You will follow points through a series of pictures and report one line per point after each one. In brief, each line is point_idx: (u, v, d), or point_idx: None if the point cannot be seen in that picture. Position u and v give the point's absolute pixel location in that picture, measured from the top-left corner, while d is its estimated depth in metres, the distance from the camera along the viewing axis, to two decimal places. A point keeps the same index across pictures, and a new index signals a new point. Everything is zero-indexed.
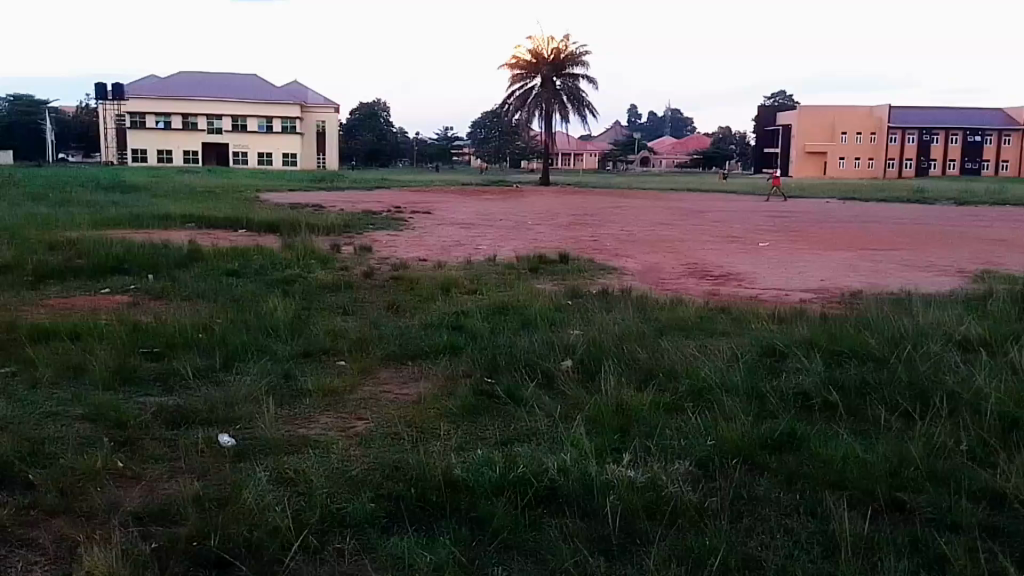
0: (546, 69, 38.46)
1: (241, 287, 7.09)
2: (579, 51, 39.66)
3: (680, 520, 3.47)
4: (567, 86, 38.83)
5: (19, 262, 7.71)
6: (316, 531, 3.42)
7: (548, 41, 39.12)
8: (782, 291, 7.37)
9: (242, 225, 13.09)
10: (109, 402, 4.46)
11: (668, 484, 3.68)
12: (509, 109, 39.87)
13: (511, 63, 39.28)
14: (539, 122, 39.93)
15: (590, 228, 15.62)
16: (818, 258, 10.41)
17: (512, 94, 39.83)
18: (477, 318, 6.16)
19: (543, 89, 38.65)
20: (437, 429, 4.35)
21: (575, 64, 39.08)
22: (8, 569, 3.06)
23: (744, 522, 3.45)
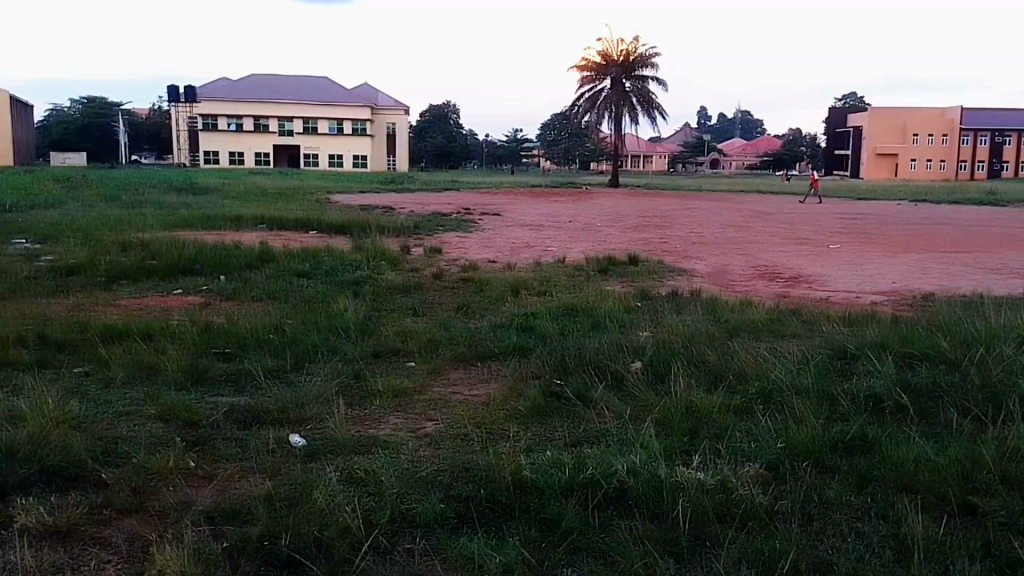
0: (614, 69, 38.41)
1: (311, 287, 7.17)
2: (647, 53, 39.62)
3: (751, 523, 3.45)
4: (637, 87, 38.81)
5: (94, 262, 7.85)
6: (386, 531, 3.43)
7: (616, 43, 39.13)
8: (854, 293, 7.35)
9: (301, 224, 13.29)
10: (179, 402, 4.47)
11: (738, 486, 3.67)
12: (578, 111, 39.84)
13: (580, 65, 39.40)
14: (607, 124, 39.81)
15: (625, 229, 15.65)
16: (861, 259, 10.37)
17: (581, 96, 39.97)
18: (549, 319, 6.20)
19: (612, 90, 38.59)
20: (505, 430, 4.35)
21: (644, 66, 39.04)
22: (83, 567, 3.09)
23: (815, 525, 3.43)
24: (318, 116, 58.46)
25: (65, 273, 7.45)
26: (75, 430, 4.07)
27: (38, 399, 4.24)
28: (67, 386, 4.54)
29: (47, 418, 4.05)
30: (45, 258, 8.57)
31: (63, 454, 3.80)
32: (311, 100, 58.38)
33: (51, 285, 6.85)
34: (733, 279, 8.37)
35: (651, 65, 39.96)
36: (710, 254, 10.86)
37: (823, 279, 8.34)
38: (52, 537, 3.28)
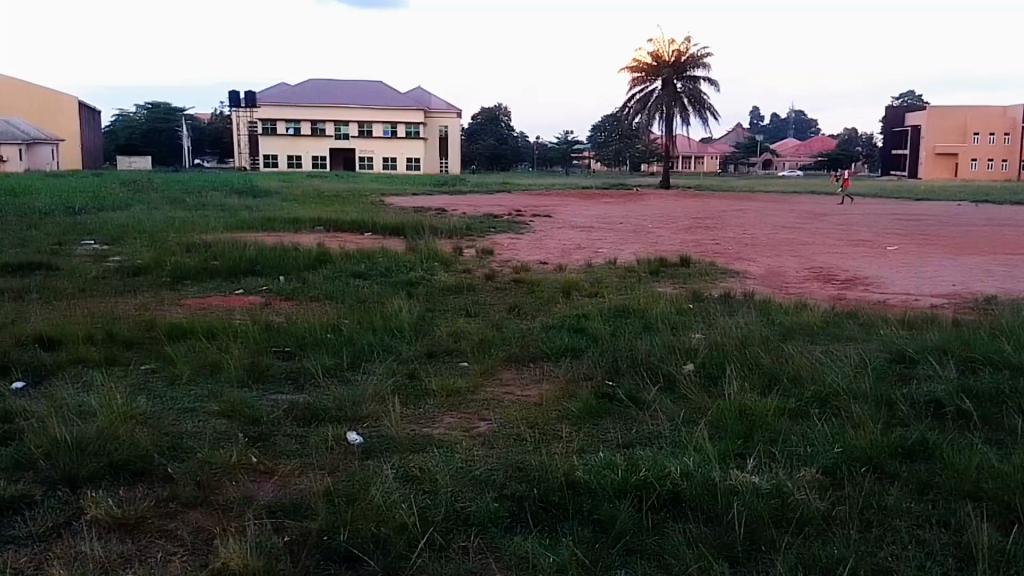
0: (666, 69, 38.19)
1: (366, 287, 7.32)
2: (700, 54, 39.32)
3: (808, 527, 3.41)
4: (688, 88, 38.62)
5: (160, 263, 8.13)
6: (441, 529, 3.47)
7: (668, 45, 38.99)
8: (912, 296, 7.19)
9: (348, 227, 13.53)
10: (241, 399, 4.59)
11: (794, 491, 3.62)
12: (628, 113, 39.77)
13: (631, 67, 39.35)
14: (658, 125, 39.57)
15: (660, 231, 15.55)
16: (910, 261, 10.12)
17: (632, 97, 39.84)
18: (600, 321, 6.20)
19: (664, 91, 38.42)
20: (558, 431, 4.36)
21: (696, 67, 38.78)
22: (151, 558, 3.19)
23: (874, 532, 3.36)
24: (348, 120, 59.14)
25: (132, 274, 7.71)
26: (143, 426, 4.20)
27: (106, 395, 4.40)
28: (135, 383, 4.70)
29: (115, 413, 4.18)
30: (114, 258, 8.93)
31: (131, 448, 3.93)
32: (357, 104, 59.04)
33: (121, 285, 7.10)
34: (787, 281, 8.26)
35: (702, 66, 39.58)
36: (759, 256, 10.68)
37: (879, 281, 8.16)
38: (120, 529, 3.39)
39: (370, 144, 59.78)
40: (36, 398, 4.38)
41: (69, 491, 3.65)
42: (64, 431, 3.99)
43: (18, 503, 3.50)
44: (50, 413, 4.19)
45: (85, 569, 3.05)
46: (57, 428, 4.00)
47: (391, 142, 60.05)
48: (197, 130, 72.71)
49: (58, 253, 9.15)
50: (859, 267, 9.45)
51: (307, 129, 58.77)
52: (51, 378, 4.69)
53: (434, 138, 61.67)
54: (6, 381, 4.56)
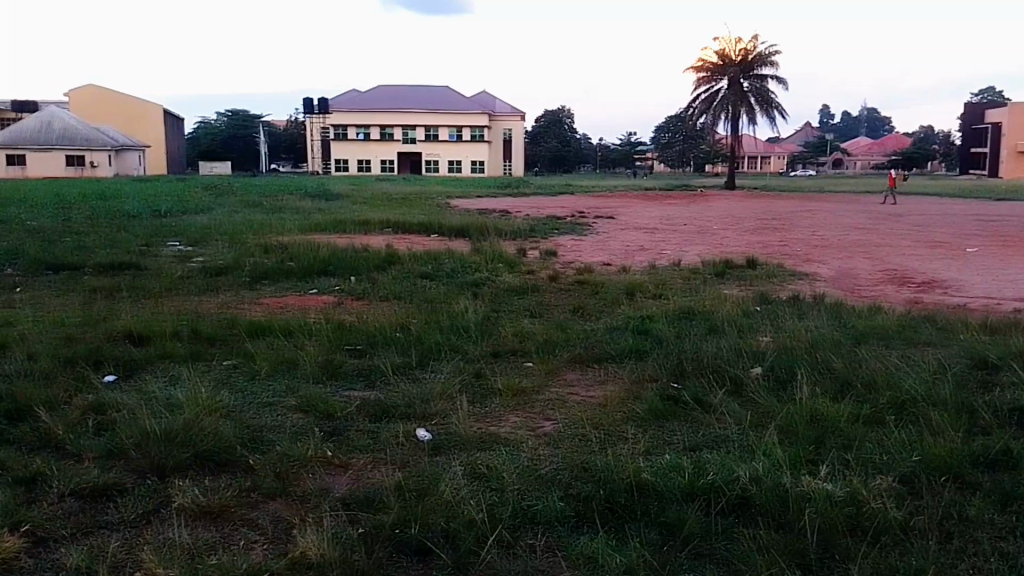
0: (733, 68, 37.46)
1: (433, 288, 7.49)
2: (767, 51, 38.48)
3: (884, 537, 3.33)
4: (755, 87, 37.89)
5: (240, 263, 8.51)
6: (509, 526, 3.53)
7: (735, 42, 38.19)
8: (994, 300, 6.90)
9: (405, 228, 13.90)
10: (316, 395, 4.77)
11: (869, 499, 3.54)
12: (693, 113, 39.28)
13: (696, 66, 38.83)
14: (723, 125, 38.81)
15: (710, 232, 15.32)
16: (983, 264, 9.66)
17: (696, 97, 39.29)
18: (665, 322, 6.17)
19: (729, 90, 37.75)
20: (624, 432, 4.37)
21: (763, 65, 37.98)
22: (235, 545, 3.35)
23: (954, 543, 3.25)
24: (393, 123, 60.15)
25: (215, 273, 8.07)
26: (225, 419, 4.39)
27: (191, 388, 4.63)
28: (218, 377, 4.93)
29: (200, 406, 4.40)
30: (195, 258, 9.41)
31: (214, 440, 4.12)
32: (408, 108, 60.11)
33: (204, 284, 7.45)
34: (860, 284, 8.03)
35: (770, 64, 38.58)
36: (832, 258, 10.46)
37: (959, 285, 7.82)
38: (206, 516, 3.57)
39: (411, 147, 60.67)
40: (127, 391, 4.64)
41: (158, 479, 3.87)
42: (153, 422, 4.22)
43: (112, 490, 3.74)
44: (140, 404, 4.45)
45: (176, 553, 3.24)
46: (147, 419, 4.24)
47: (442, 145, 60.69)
48: (275, 136, 75.99)
49: (145, 254, 9.69)
50: (935, 270, 9.07)
51: (378, 134, 60.19)
52: (140, 372, 4.98)
53: (498, 141, 62.13)
54: (99, 375, 4.87)
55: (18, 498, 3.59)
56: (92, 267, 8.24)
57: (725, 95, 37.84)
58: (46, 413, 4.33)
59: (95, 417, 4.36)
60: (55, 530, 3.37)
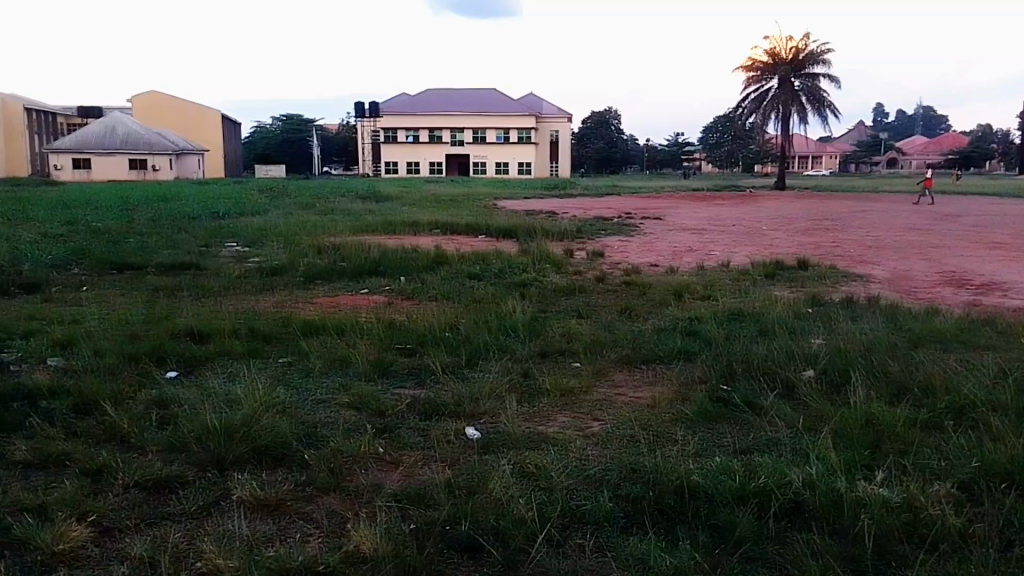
0: (784, 67, 36.82)
1: (481, 288, 7.58)
2: (818, 50, 37.75)
3: (942, 545, 3.25)
4: (806, 86, 37.21)
5: (294, 263, 8.73)
6: (558, 525, 3.55)
7: (786, 41, 37.57)
8: None
9: (449, 228, 14.13)
10: (368, 392, 4.87)
11: (927, 505, 3.46)
12: (742, 112, 38.84)
13: (746, 66, 38.33)
14: (774, 125, 38.20)
15: (749, 233, 15.14)
16: None
17: (746, 97, 38.77)
18: (714, 324, 6.13)
19: (781, 89, 37.12)
20: (673, 433, 4.36)
21: (815, 63, 37.29)
22: (292, 537, 3.45)
23: (1018, 552, 3.15)
24: (427, 125, 60.78)
25: (271, 273, 8.29)
26: (280, 415, 4.51)
27: (249, 384, 4.78)
28: (274, 373, 5.07)
29: (257, 401, 4.53)
30: (250, 258, 9.71)
31: (271, 435, 4.24)
32: (445, 111, 60.69)
33: (261, 284, 7.66)
34: (916, 286, 7.84)
35: (823, 61, 37.77)
36: (887, 259, 10.22)
37: (1021, 288, 7.56)
38: (263, 509, 3.68)
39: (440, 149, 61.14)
40: (187, 386, 4.82)
41: (217, 473, 4.00)
42: (213, 416, 4.36)
43: (173, 482, 3.88)
44: (200, 399, 4.61)
45: (235, 544, 3.35)
46: (207, 414, 4.39)
47: (484, 147, 61.04)
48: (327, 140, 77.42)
49: (205, 254, 10.04)
50: (994, 272, 8.76)
51: (426, 137, 60.77)
52: (200, 368, 5.16)
53: (545, 143, 62.31)
54: (161, 371, 5.07)
55: (85, 489, 3.76)
56: (153, 267, 8.54)
57: (776, 93, 37.21)
58: (111, 407, 4.50)
59: (158, 411, 4.52)
60: (120, 520, 3.51)
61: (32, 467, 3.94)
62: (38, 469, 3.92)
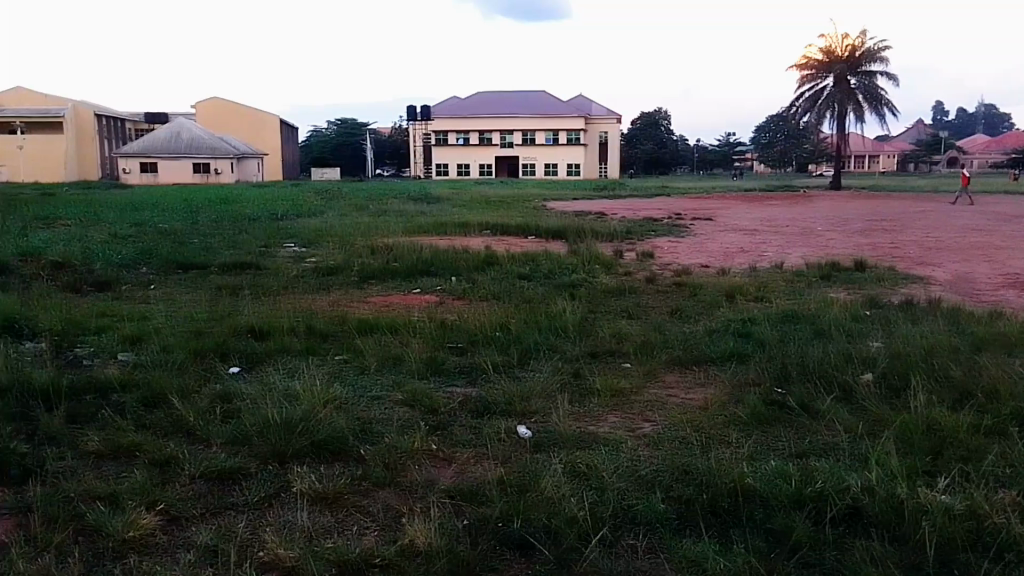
0: (840, 65, 35.96)
1: (531, 288, 7.65)
2: (876, 47, 36.76)
3: (1009, 555, 3.15)
4: (863, 84, 36.22)
5: (348, 264, 8.93)
6: (610, 526, 3.56)
7: (842, 38, 36.74)
8: None
9: (494, 229, 14.29)
10: (421, 390, 4.97)
11: (992, 514, 3.36)
12: (797, 111, 38.03)
13: (800, 64, 37.60)
14: (829, 125, 37.28)
15: (796, 234, 14.82)
16: None
17: (800, 95, 37.98)
18: (768, 326, 6.06)
19: (836, 88, 36.24)
20: (726, 436, 4.33)
21: (872, 61, 36.30)
22: (349, 530, 3.54)
23: None
24: (465, 127, 61.29)
25: (326, 273, 8.52)
26: (336, 410, 4.64)
27: (308, 379, 4.93)
28: (331, 370, 5.22)
29: (315, 397, 4.67)
30: (308, 258, 9.98)
31: (328, 431, 4.36)
32: (485, 113, 61.06)
33: (317, 284, 7.87)
34: (980, 288, 7.60)
35: (880, 59, 36.72)
36: (948, 261, 9.88)
37: None
38: (321, 502, 3.79)
39: (477, 151, 61.53)
40: (249, 381, 4.99)
41: (278, 466, 4.13)
42: (273, 411, 4.50)
43: (237, 474, 4.03)
44: (262, 394, 4.78)
45: (295, 535, 3.46)
46: (268, 408, 4.53)
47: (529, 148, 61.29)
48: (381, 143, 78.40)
49: (264, 254, 10.38)
50: None
51: (477, 139, 61.16)
52: (259, 365, 5.34)
53: (595, 144, 62.02)
54: (225, 366, 5.27)
55: (153, 479, 3.92)
56: (216, 267, 8.85)
57: (832, 91, 36.31)
58: (178, 400, 4.70)
59: (221, 405, 4.69)
60: (187, 510, 3.67)
61: (104, 457, 4.14)
62: (110, 460, 4.12)
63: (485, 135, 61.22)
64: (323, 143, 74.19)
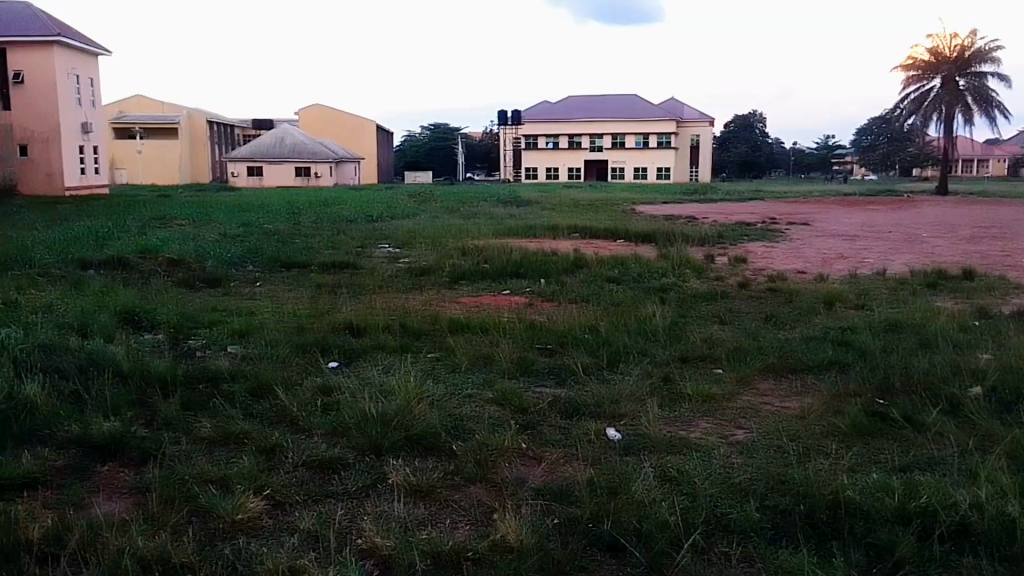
0: (949, 66, 34.17)
1: (620, 292, 7.66)
2: (987, 47, 34.66)
3: None
4: (973, 85, 34.18)
5: (440, 265, 9.14)
6: (702, 532, 3.52)
7: (951, 38, 34.87)
8: None
9: (580, 232, 14.43)
10: (511, 389, 5.08)
11: None
12: (900, 114, 36.40)
13: (904, 65, 35.93)
14: (936, 128, 35.42)
15: (895, 241, 14.14)
16: None
17: (905, 97, 36.32)
18: (868, 335, 5.87)
19: (944, 89, 34.44)
20: (825, 447, 4.23)
21: (984, 61, 34.25)
22: (445, 523, 3.65)
23: None
24: (541, 130, 61.30)
25: (419, 273, 8.80)
26: (430, 406, 4.78)
27: (403, 375, 5.11)
28: (425, 368, 5.38)
29: (410, 392, 4.83)
30: (402, 259, 10.33)
31: (423, 425, 4.51)
32: (564, 117, 60.73)
33: (410, 284, 8.15)
34: None
35: (993, 59, 34.52)
36: None
37: None
38: (415, 495, 3.92)
39: (564, 156, 61.17)
40: (348, 375, 5.23)
41: (374, 457, 4.30)
42: (370, 404, 4.69)
43: (337, 464, 4.21)
44: (360, 388, 4.99)
45: (391, 525, 3.59)
46: (365, 402, 4.72)
47: (625, 152, 60.18)
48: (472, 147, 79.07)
49: (360, 254, 10.77)
50: None
51: (565, 143, 60.70)
52: (356, 361, 5.57)
53: (686, 147, 60.80)
54: (324, 360, 5.54)
55: (260, 465, 4.15)
56: (315, 266, 9.23)
57: (939, 93, 34.52)
58: (283, 391, 4.97)
59: (322, 398, 4.92)
60: (291, 496, 3.87)
61: (215, 443, 4.41)
62: (221, 446, 4.38)
63: (574, 139, 60.70)
64: (418, 146, 75.71)
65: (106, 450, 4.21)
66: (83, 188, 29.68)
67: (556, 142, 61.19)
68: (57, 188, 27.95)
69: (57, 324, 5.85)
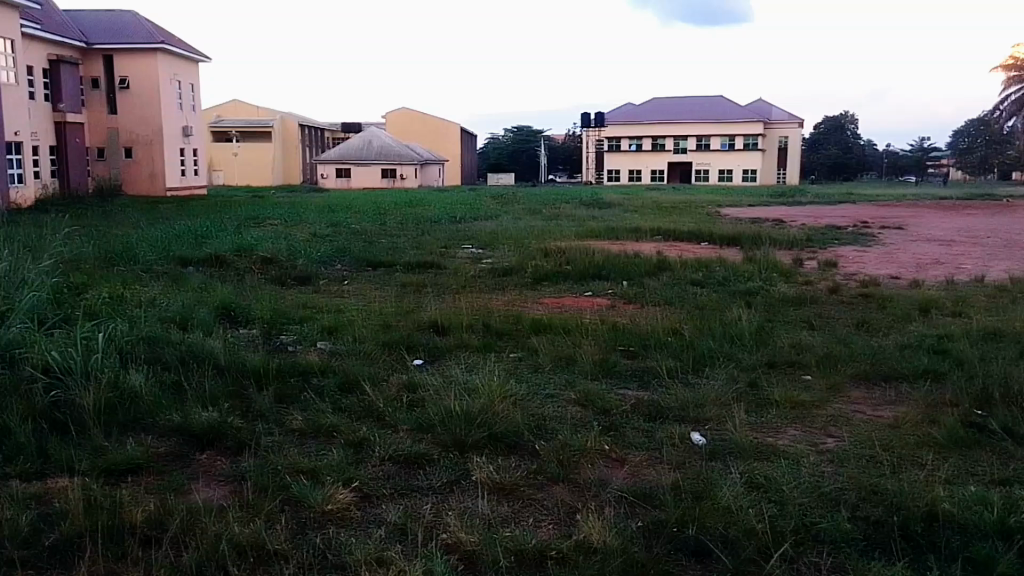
0: None
1: (705, 295, 7.61)
2: None
3: None
4: None
5: (523, 265, 9.27)
6: (791, 541, 3.44)
7: None
8: None
9: (661, 233, 14.40)
10: (594, 391, 5.11)
11: None
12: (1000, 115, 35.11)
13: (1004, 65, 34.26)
14: None
15: (998, 246, 13.51)
16: None
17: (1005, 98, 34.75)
18: (965, 344, 5.67)
19: None
20: (919, 458, 4.11)
21: None
22: (530, 522, 3.67)
23: None
24: (620, 133, 60.55)
25: (503, 273, 8.95)
26: (514, 405, 4.85)
27: (487, 375, 5.21)
28: (507, 368, 5.47)
29: (494, 391, 4.91)
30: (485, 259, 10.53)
31: (506, 424, 4.57)
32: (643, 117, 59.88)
33: (494, 284, 8.32)
34: None
35: None
36: None
37: None
38: (499, 492, 3.97)
39: (646, 159, 60.55)
40: (434, 374, 5.36)
41: (459, 454, 4.37)
42: (455, 402, 4.79)
43: (422, 459, 4.30)
44: (446, 385, 5.12)
45: (476, 521, 3.64)
46: (449, 400, 4.82)
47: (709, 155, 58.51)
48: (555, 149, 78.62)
49: (444, 254, 11.03)
50: None
51: (648, 145, 59.97)
52: (440, 359, 5.70)
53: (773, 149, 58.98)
54: (410, 358, 5.71)
55: (348, 458, 4.27)
56: (401, 266, 9.45)
57: None
58: (371, 387, 5.14)
59: (407, 394, 5.06)
60: (377, 489, 3.96)
61: (305, 435, 4.56)
62: (311, 438, 4.53)
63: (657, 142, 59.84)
64: (499, 147, 75.50)
65: (203, 439, 4.41)
66: (184, 189, 30.97)
67: (640, 143, 60.47)
68: (159, 189, 29.37)
69: (159, 318, 6.21)
